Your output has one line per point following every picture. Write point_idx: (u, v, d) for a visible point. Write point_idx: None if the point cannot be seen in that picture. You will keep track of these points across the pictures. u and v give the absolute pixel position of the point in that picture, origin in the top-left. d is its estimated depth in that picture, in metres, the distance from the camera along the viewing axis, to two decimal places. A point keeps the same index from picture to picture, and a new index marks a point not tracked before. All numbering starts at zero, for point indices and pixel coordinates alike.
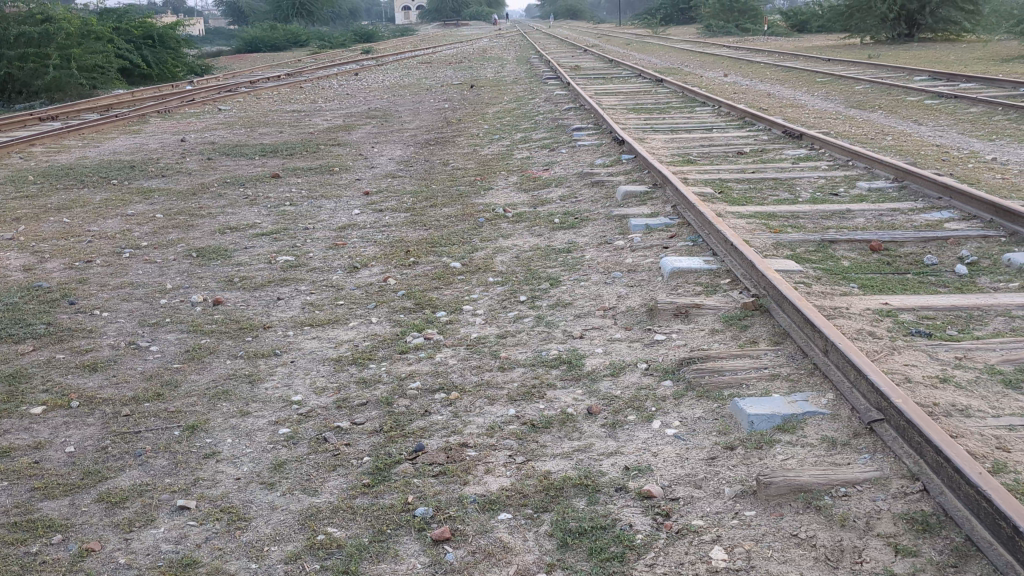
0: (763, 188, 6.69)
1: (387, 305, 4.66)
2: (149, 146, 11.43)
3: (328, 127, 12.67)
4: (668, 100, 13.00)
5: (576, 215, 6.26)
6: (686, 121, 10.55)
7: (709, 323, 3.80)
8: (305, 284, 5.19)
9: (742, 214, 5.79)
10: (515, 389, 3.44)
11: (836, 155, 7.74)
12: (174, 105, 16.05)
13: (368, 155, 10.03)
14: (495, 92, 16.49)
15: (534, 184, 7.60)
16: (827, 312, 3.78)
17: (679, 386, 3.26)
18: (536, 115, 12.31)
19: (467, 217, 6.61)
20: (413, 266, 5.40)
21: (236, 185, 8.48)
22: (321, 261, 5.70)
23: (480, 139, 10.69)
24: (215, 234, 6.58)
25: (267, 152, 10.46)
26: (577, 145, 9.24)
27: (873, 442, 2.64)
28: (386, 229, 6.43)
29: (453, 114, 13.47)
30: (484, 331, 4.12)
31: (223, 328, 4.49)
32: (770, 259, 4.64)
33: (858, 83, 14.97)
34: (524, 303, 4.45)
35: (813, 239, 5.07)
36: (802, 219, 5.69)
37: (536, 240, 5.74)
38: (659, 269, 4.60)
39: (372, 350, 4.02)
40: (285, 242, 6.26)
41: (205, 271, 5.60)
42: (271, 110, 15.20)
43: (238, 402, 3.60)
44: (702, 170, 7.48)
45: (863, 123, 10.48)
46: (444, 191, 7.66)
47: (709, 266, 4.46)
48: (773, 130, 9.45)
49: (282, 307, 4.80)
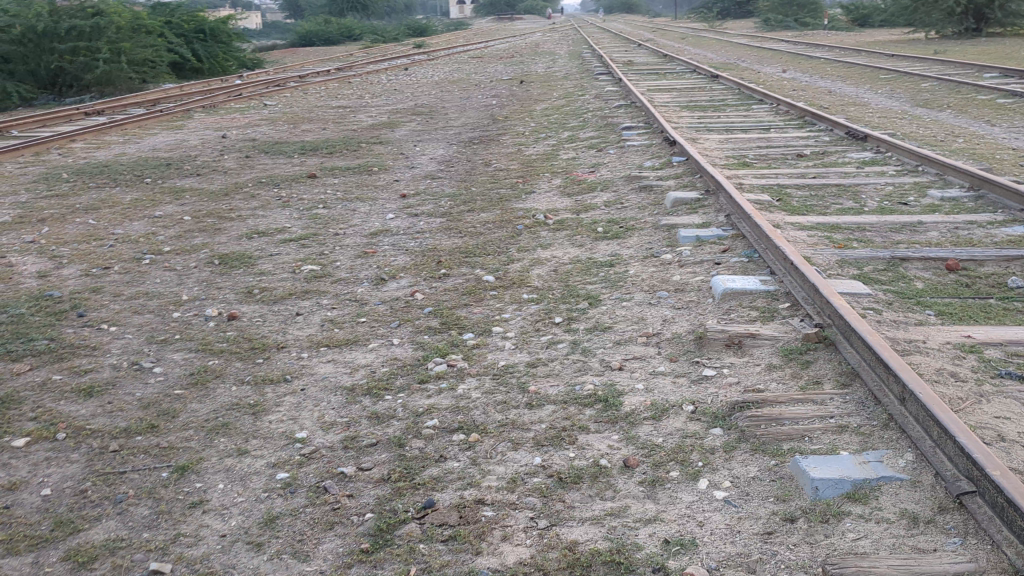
0: (824, 196, 6.20)
1: (411, 324, 4.29)
2: (188, 142, 11.20)
3: (372, 124, 12.36)
4: (724, 97, 12.48)
5: (621, 223, 5.84)
6: (742, 120, 10.05)
7: (765, 357, 3.37)
8: (327, 298, 4.84)
9: (802, 225, 5.33)
10: (542, 432, 3.04)
11: (904, 159, 7.21)
12: (220, 100, 15.86)
13: (410, 154, 9.69)
14: (545, 88, 16.07)
15: (577, 188, 7.18)
16: (901, 346, 3.32)
17: (730, 436, 2.83)
18: (585, 113, 11.89)
19: (506, 223, 6.22)
20: (444, 279, 5.02)
21: (270, 185, 8.18)
22: (347, 270, 5.35)
23: (525, 138, 10.29)
24: (242, 239, 6.27)
25: (307, 151, 10.16)
26: (626, 145, 8.80)
27: (964, 521, 2.21)
28: (419, 236, 6.07)
29: (500, 111, 13.10)
30: (513, 358, 3.72)
31: (233, 347, 4.16)
32: (834, 280, 4.18)
33: (924, 80, 14.29)
34: (559, 325, 4.05)
35: (882, 256, 4.60)
36: (869, 231, 5.21)
37: (577, 251, 5.34)
38: (710, 290, 4.17)
39: (389, 378, 3.65)
40: (313, 249, 5.92)
41: (225, 280, 5.28)
42: (316, 106, 14.92)
43: (236, 438, 3.25)
44: (759, 174, 7.00)
45: (931, 124, 9.89)
46: (484, 194, 7.29)
47: (766, 287, 4.03)
48: (835, 131, 8.92)
49: (299, 324, 4.45)
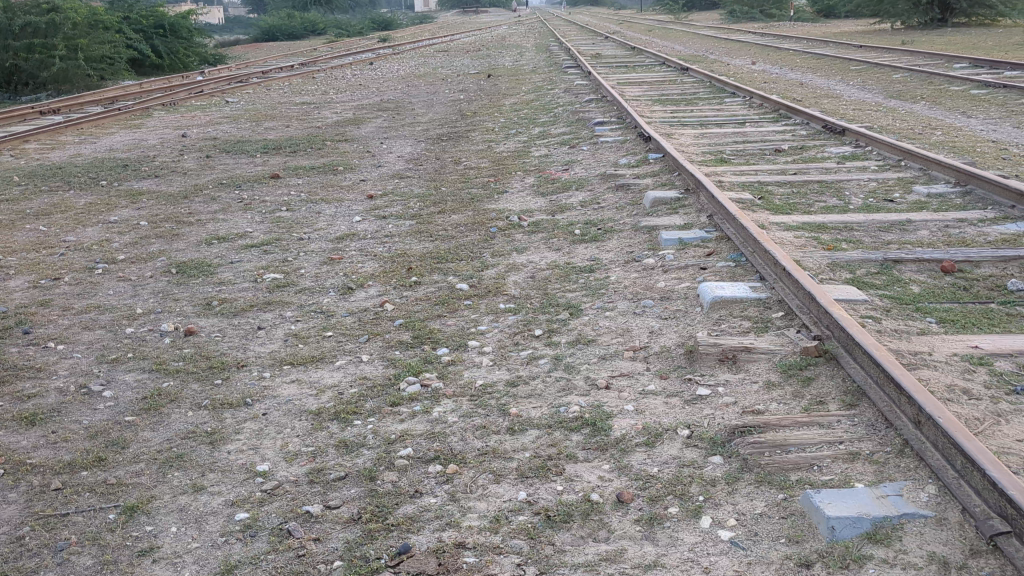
0: (807, 193, 6.00)
1: (381, 339, 4.03)
2: (147, 142, 10.83)
3: (337, 121, 12.04)
4: (696, 90, 12.30)
5: (599, 225, 5.61)
6: (716, 114, 9.85)
7: (762, 373, 3.14)
8: (291, 309, 4.57)
9: (788, 225, 5.12)
10: (526, 462, 2.79)
11: (886, 154, 7.03)
12: (180, 98, 15.44)
13: (377, 152, 9.40)
14: (513, 83, 15.82)
15: (552, 187, 6.94)
16: (907, 360, 3.11)
17: (731, 465, 2.60)
18: (555, 108, 11.66)
19: (478, 225, 5.97)
20: (415, 287, 4.76)
21: (231, 187, 7.87)
22: (312, 279, 5.08)
23: (495, 135, 10.03)
24: (201, 245, 5.97)
25: (270, 149, 9.83)
26: (599, 141, 8.58)
27: (1000, 566, 2.00)
28: (388, 241, 5.80)
29: (468, 106, 12.83)
30: (492, 377, 3.47)
31: (190, 367, 3.87)
32: (828, 286, 3.97)
33: (896, 70, 14.20)
34: (539, 338, 3.81)
35: (875, 258, 4.39)
36: (857, 231, 5.01)
37: (554, 255, 5.10)
38: (698, 298, 3.95)
39: (358, 401, 3.39)
40: (277, 255, 5.64)
41: (182, 291, 4.99)
42: (279, 103, 14.56)
43: (191, 472, 2.98)
44: (738, 170, 6.79)
45: (907, 116, 9.75)
46: (454, 194, 7.04)
47: (757, 294, 3.81)
48: (812, 125, 8.73)
49: (261, 339, 4.18)
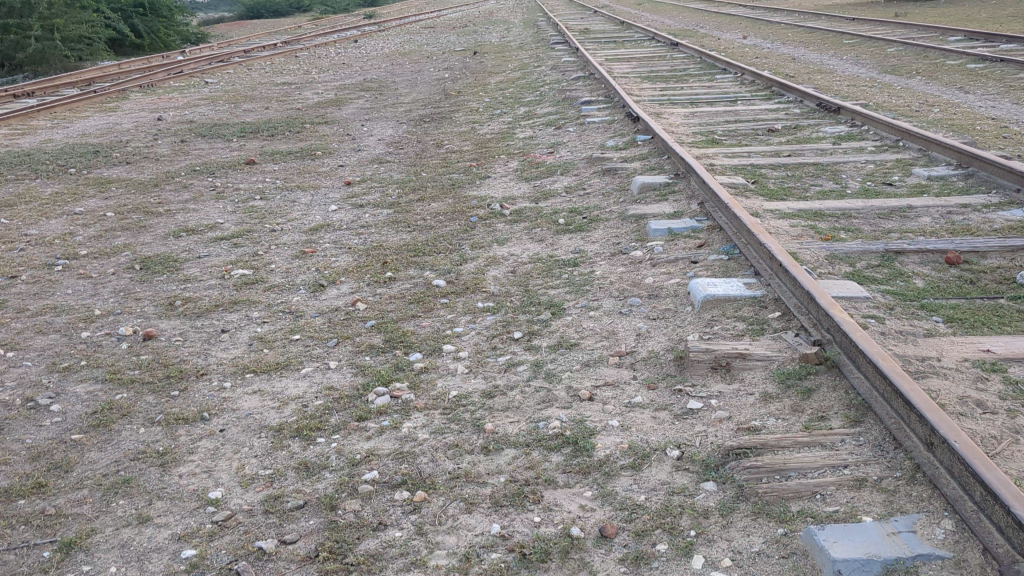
0: (802, 178, 5.75)
1: (351, 343, 3.77)
2: (121, 126, 10.51)
3: (318, 102, 11.73)
4: (685, 66, 12.02)
5: (584, 213, 5.36)
6: (706, 92, 9.57)
7: (758, 383, 2.90)
8: (258, 309, 4.31)
9: (782, 213, 4.88)
10: (501, 488, 2.55)
11: (883, 134, 6.77)
12: (159, 78, 15.09)
13: (357, 135, 9.11)
14: (499, 60, 15.50)
15: (536, 172, 6.67)
16: (914, 369, 2.87)
17: (725, 493, 2.37)
18: (541, 86, 11.37)
19: (458, 214, 5.71)
20: (389, 284, 4.51)
21: (205, 173, 7.58)
22: (283, 274, 4.83)
23: (479, 115, 9.75)
24: (169, 238, 5.70)
25: (247, 133, 9.53)
26: (585, 121, 8.30)
27: None
28: (364, 232, 5.55)
29: (453, 86, 12.53)
30: (466, 386, 3.23)
31: (146, 376, 3.61)
32: (827, 281, 3.73)
33: (889, 44, 13.91)
34: (519, 342, 3.56)
35: (875, 249, 4.14)
36: (855, 219, 4.76)
37: (536, 247, 4.85)
38: (688, 295, 3.71)
39: (322, 415, 3.14)
40: (247, 248, 5.37)
41: (145, 289, 4.72)
42: (260, 83, 14.22)
43: (137, 500, 2.73)
44: (729, 153, 6.53)
45: (902, 93, 9.48)
46: (434, 179, 6.78)
47: (751, 292, 3.57)
48: (805, 103, 8.46)
49: (224, 343, 3.92)
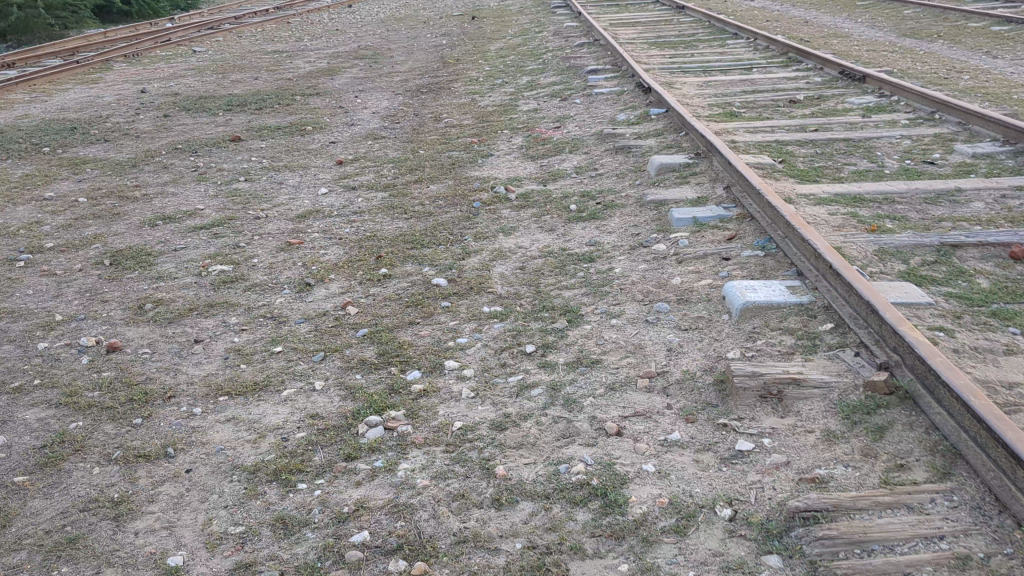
0: (833, 156, 5.29)
1: (339, 357, 3.32)
2: (102, 100, 9.99)
3: (310, 72, 11.20)
4: (694, 31, 11.46)
5: (599, 197, 4.89)
6: (718, 58, 9.07)
7: (818, 418, 2.45)
8: (238, 314, 3.85)
9: (819, 199, 4.41)
10: (517, 558, 2.11)
11: (917, 105, 6.29)
12: (145, 48, 14.52)
13: (351, 108, 8.61)
14: (498, 25, 14.92)
15: (543, 149, 6.20)
16: (1004, 402, 2.42)
17: (796, 572, 1.92)
18: (543, 53, 10.84)
19: (460, 198, 5.24)
20: (384, 282, 4.05)
21: (187, 152, 7.10)
22: (266, 270, 4.37)
23: (480, 85, 9.24)
24: (144, 227, 5.23)
25: (235, 107, 9.02)
26: (592, 92, 7.81)
27: None
28: (357, 219, 5.08)
29: (451, 53, 11.99)
30: (472, 416, 2.77)
31: (106, 400, 3.17)
32: (882, 284, 3.26)
33: (906, 5, 13.34)
34: (532, 358, 3.10)
35: (928, 241, 3.68)
36: (899, 204, 4.30)
37: (546, 237, 4.39)
38: (724, 301, 3.26)
39: (305, 453, 2.69)
40: (229, 239, 4.91)
41: (112, 289, 4.26)
42: (249, 52, 13.68)
43: (84, 567, 2.29)
44: (751, 128, 6.05)
45: (926, 58, 8.97)
46: (433, 157, 6.30)
47: (797, 299, 3.12)
48: (826, 70, 7.96)
49: (197, 357, 3.46)
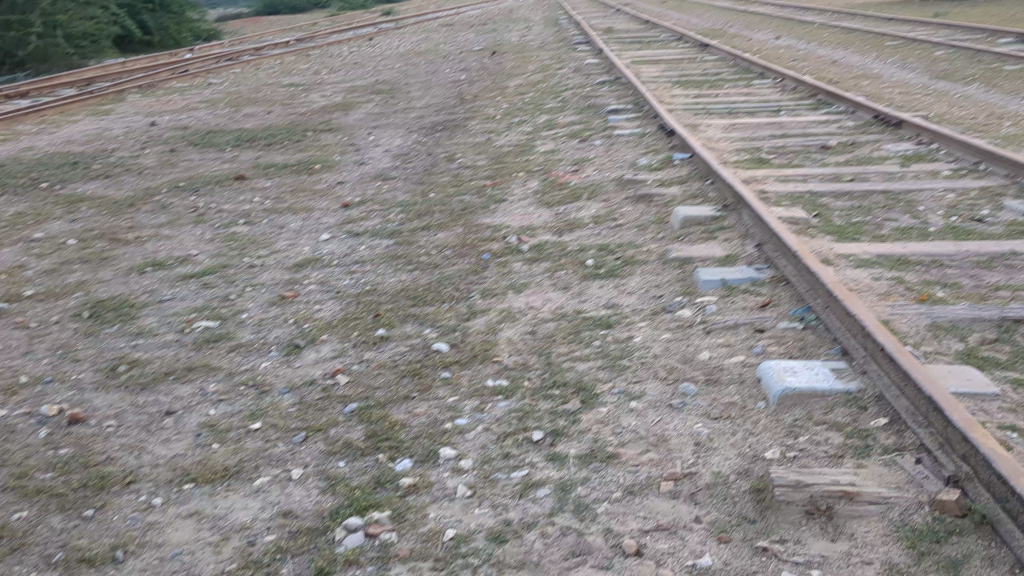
0: (871, 210, 4.91)
1: (323, 439, 2.94)
2: (110, 133, 9.73)
3: (324, 106, 10.94)
4: (719, 70, 11.15)
5: (619, 251, 4.53)
6: (744, 100, 8.72)
7: (877, 545, 2.06)
8: (218, 379, 3.49)
9: (861, 260, 4.03)
10: None
11: (959, 154, 5.91)
12: (162, 78, 14.33)
13: (362, 145, 8.31)
14: (518, 61, 14.66)
15: (559, 194, 5.85)
16: None
17: None
18: (564, 91, 10.55)
19: (469, 248, 4.88)
20: (380, 346, 3.68)
21: (189, 191, 6.80)
22: (254, 327, 4.01)
23: (496, 123, 8.92)
24: (132, 274, 4.90)
25: (243, 142, 8.74)
26: (613, 133, 7.48)
27: None
28: (358, 269, 4.74)
29: (469, 89, 11.71)
30: (466, 522, 2.39)
31: (57, 484, 2.80)
32: (941, 368, 2.86)
33: (936, 47, 12.99)
34: (540, 448, 2.71)
35: (988, 314, 3.29)
36: (949, 269, 3.91)
37: (561, 296, 4.02)
38: (759, 384, 2.88)
39: (271, 565, 2.31)
40: (219, 289, 4.57)
41: (86, 347, 3.91)
42: (266, 84, 13.45)
43: None
44: (781, 176, 5.69)
45: (962, 102, 8.59)
46: (442, 201, 5.96)
47: (843, 385, 2.73)
48: (859, 114, 7.60)
49: (167, 433, 3.10)
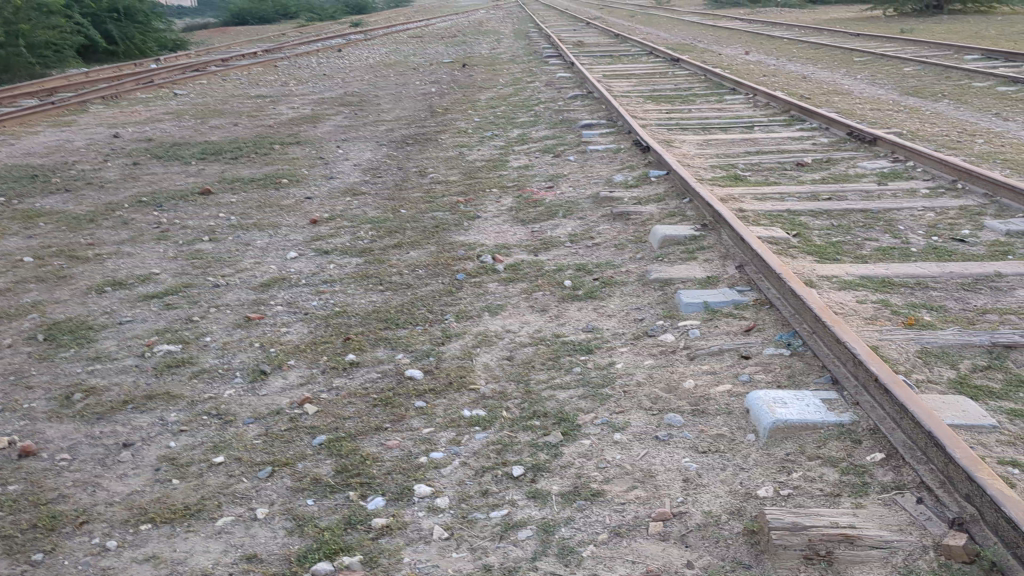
0: (851, 229, 4.83)
1: (291, 474, 2.79)
2: (72, 145, 9.48)
3: (291, 119, 10.75)
4: (690, 85, 11.10)
5: (597, 272, 4.41)
6: (717, 115, 8.66)
7: None
8: (179, 408, 3.32)
9: (844, 281, 3.93)
10: None
11: (935, 172, 5.86)
12: (126, 89, 14.05)
13: (331, 159, 8.15)
14: (488, 73, 14.56)
15: (534, 211, 5.73)
16: None
17: None
18: (535, 104, 10.45)
19: (442, 267, 4.75)
20: (351, 372, 3.53)
21: (151, 206, 6.60)
22: (218, 351, 3.84)
23: (468, 137, 8.80)
24: (90, 294, 4.70)
25: (208, 155, 8.54)
26: (586, 149, 7.38)
27: None
28: (328, 289, 4.58)
29: (440, 102, 11.58)
30: (443, 567, 2.24)
31: (4, 524, 2.62)
32: (935, 398, 2.76)
33: (904, 63, 13.04)
34: (520, 484, 2.58)
35: (978, 339, 3.20)
36: (934, 291, 3.83)
37: (538, 319, 3.89)
38: (747, 415, 2.76)
39: None
40: (182, 310, 4.39)
41: (40, 373, 3.72)
42: (233, 95, 13.23)
43: None
44: (759, 194, 5.61)
45: (934, 119, 8.59)
46: (414, 218, 5.82)
47: (835, 417, 2.62)
48: (833, 131, 7.56)
49: (124, 467, 2.93)
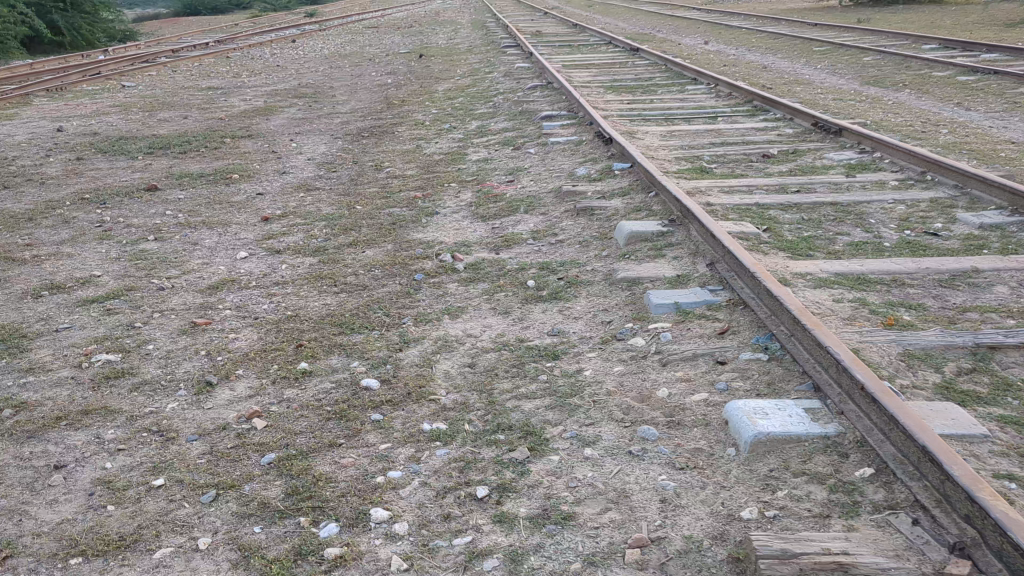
0: (822, 223, 4.70)
1: (236, 498, 2.57)
2: (13, 139, 9.11)
3: (243, 111, 10.44)
4: (651, 75, 10.95)
5: (562, 270, 4.23)
6: (680, 106, 8.51)
7: None
8: (117, 424, 3.08)
9: (819, 279, 3.78)
10: None
11: (903, 163, 5.75)
12: (72, 81, 13.60)
13: (284, 153, 7.88)
14: (446, 64, 14.31)
15: (495, 206, 5.54)
16: None
17: None
18: (494, 95, 10.24)
19: (400, 267, 4.54)
20: (302, 382, 3.31)
21: (95, 203, 6.31)
22: (161, 361, 3.61)
23: (426, 129, 8.58)
24: (25, 299, 4.43)
25: (156, 149, 8.24)
26: (548, 141, 7.19)
27: None
28: (279, 291, 4.35)
29: (397, 93, 11.33)
30: None
31: None
32: (923, 405, 2.61)
33: (863, 52, 13.00)
34: (485, 508, 2.39)
35: (961, 341, 3.07)
36: (912, 288, 3.69)
37: (501, 322, 3.70)
38: (726, 427, 2.60)
39: None
40: (123, 316, 4.14)
41: None
42: (183, 87, 12.86)
43: None
44: (726, 186, 5.46)
45: (897, 109, 8.51)
46: (370, 214, 5.60)
47: (820, 429, 2.46)
48: (797, 121, 7.44)
49: (54, 492, 2.69)
